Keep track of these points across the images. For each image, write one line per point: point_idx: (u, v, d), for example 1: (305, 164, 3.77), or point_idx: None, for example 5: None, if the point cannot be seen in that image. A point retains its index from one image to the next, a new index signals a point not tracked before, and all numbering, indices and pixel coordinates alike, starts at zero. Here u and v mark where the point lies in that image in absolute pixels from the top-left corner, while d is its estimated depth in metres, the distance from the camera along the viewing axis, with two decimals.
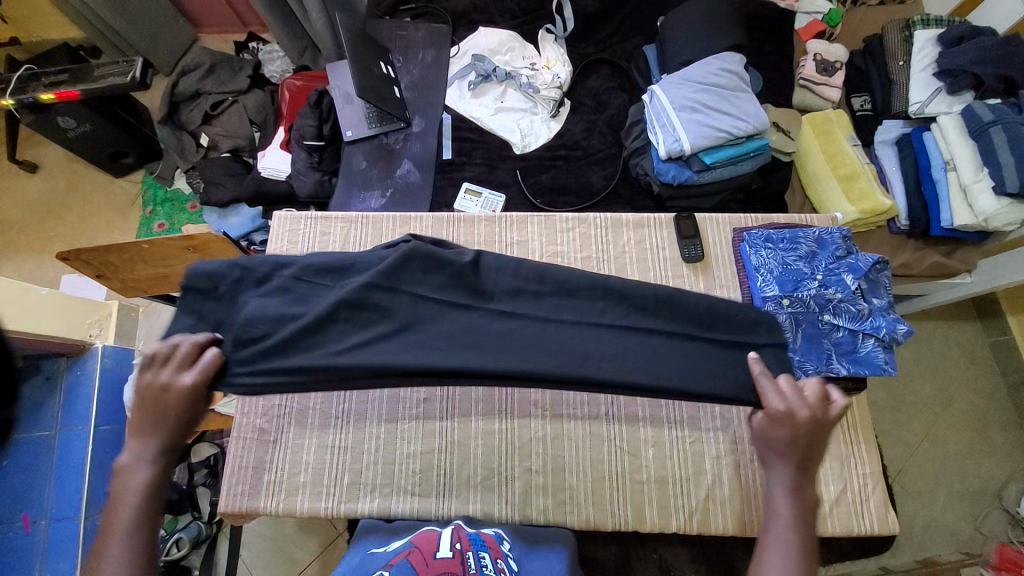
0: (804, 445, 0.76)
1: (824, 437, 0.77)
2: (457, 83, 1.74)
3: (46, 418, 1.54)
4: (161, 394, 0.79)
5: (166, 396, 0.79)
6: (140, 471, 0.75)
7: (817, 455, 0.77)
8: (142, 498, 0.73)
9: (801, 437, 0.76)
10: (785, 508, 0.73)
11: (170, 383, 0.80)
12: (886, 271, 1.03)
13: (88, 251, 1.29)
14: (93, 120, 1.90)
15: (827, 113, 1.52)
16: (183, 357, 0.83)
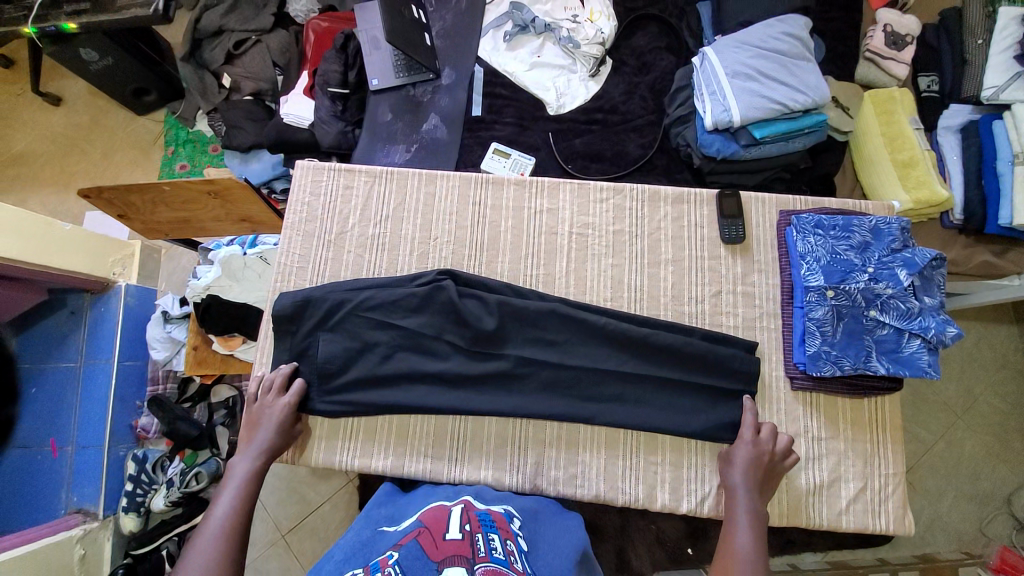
0: (759, 477, 0.91)
1: (773, 474, 0.93)
2: (492, 33, 1.63)
3: (72, 349, 1.58)
4: (261, 412, 0.99)
5: (266, 415, 0.98)
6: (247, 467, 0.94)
7: (769, 489, 0.91)
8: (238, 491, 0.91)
9: (759, 470, 0.91)
10: (744, 524, 0.86)
11: (264, 404, 0.99)
12: (943, 269, 0.96)
13: (111, 190, 1.26)
14: (118, 55, 1.85)
15: (891, 90, 1.39)
16: (273, 382, 1.01)
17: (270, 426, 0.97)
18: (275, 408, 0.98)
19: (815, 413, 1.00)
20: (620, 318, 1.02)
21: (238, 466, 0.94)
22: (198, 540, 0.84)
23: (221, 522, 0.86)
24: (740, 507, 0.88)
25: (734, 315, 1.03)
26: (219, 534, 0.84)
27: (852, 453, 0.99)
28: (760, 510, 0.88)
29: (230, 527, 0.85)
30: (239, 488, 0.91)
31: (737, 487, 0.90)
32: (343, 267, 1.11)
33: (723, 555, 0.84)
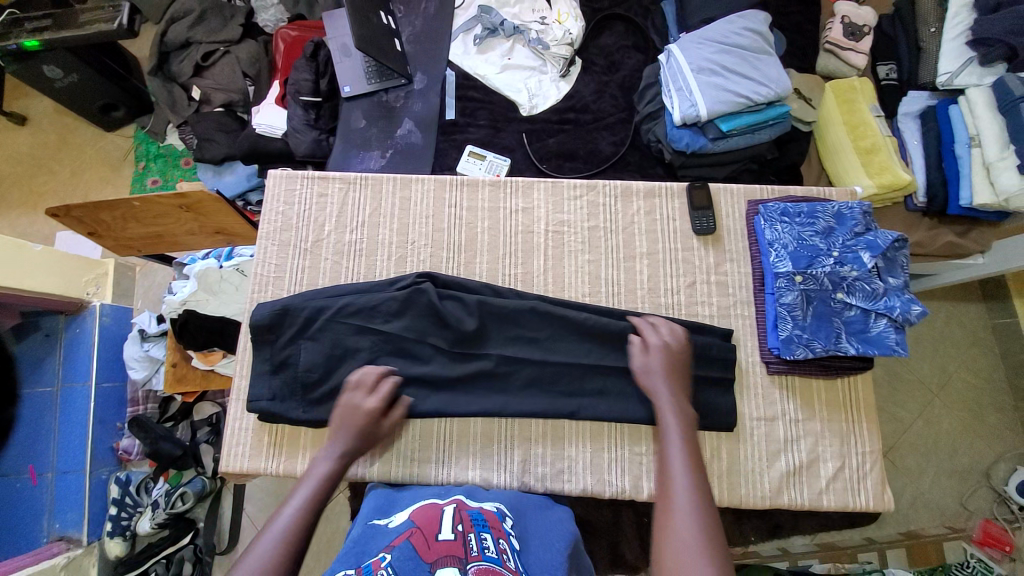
0: (674, 375, 0.91)
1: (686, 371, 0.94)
2: (462, 37, 1.65)
3: (48, 372, 1.55)
4: (345, 411, 0.93)
5: (353, 415, 0.92)
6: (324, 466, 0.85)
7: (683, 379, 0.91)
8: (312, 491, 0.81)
9: (671, 367, 0.92)
10: (673, 421, 0.83)
11: (353, 400, 0.94)
12: (905, 249, 0.99)
13: (79, 208, 1.24)
14: (80, 69, 1.81)
15: (852, 80, 1.44)
16: (366, 382, 0.96)
17: (353, 427, 0.91)
18: (365, 410, 0.93)
19: (792, 396, 1.02)
20: (598, 313, 1.04)
21: (315, 466, 0.86)
22: (260, 541, 0.73)
23: (286, 522, 0.76)
24: (666, 406, 0.86)
25: (710, 304, 1.06)
26: (282, 538, 0.74)
27: (829, 432, 1.01)
28: (686, 406, 0.87)
29: (296, 531, 0.75)
30: (314, 488, 0.82)
31: (660, 390, 0.89)
32: (320, 275, 1.10)
33: (663, 455, 0.80)
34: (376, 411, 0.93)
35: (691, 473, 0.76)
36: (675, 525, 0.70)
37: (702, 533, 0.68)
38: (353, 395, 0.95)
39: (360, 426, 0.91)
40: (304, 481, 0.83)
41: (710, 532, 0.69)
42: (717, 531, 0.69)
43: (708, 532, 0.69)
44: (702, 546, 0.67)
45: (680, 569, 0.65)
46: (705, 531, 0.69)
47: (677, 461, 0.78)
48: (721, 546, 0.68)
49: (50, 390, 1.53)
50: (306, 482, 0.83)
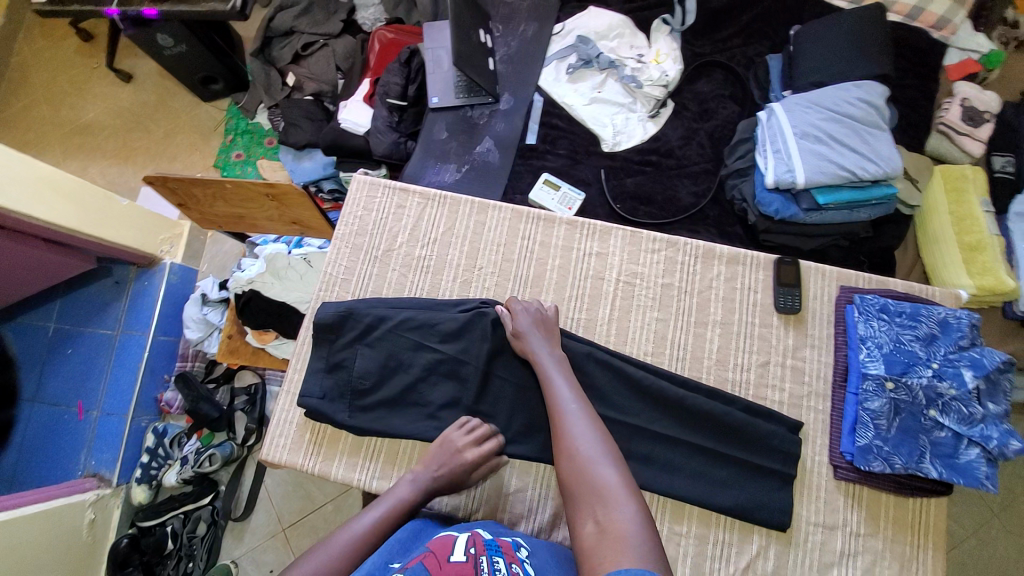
0: (547, 330, 0.99)
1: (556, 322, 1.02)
2: (555, 64, 1.64)
3: (112, 317, 1.63)
4: (444, 450, 0.92)
5: (449, 456, 0.92)
6: (405, 492, 0.89)
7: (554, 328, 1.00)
8: (389, 514, 0.86)
9: (544, 324, 0.99)
10: (552, 372, 0.91)
11: (450, 440, 0.93)
12: (1012, 374, 0.89)
13: (175, 179, 1.29)
14: (192, 43, 1.92)
15: (964, 168, 1.34)
16: (472, 426, 0.95)
17: (443, 470, 0.90)
18: (460, 460, 0.91)
19: (856, 506, 0.93)
20: (658, 374, 0.98)
21: (398, 489, 0.89)
22: (331, 539, 0.81)
23: (356, 534, 0.82)
24: (544, 361, 0.93)
25: (781, 389, 0.98)
26: (347, 547, 0.80)
27: (891, 555, 0.91)
28: (558, 352, 0.96)
29: (360, 546, 0.81)
30: (389, 511, 0.86)
31: (536, 346, 0.96)
32: (385, 285, 1.10)
33: (551, 399, 0.88)
34: (467, 459, 0.92)
35: (577, 408, 0.86)
36: (578, 450, 0.79)
37: (598, 444, 0.79)
38: (458, 434, 0.94)
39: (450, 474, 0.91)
40: (384, 500, 0.88)
41: (607, 447, 0.79)
42: (610, 441, 0.80)
43: (605, 444, 0.80)
44: (603, 456, 0.78)
45: (586, 478, 0.76)
46: (603, 445, 0.79)
47: (566, 399, 0.87)
48: (618, 453, 0.79)
49: (111, 333, 1.62)
50: (386, 501, 0.88)
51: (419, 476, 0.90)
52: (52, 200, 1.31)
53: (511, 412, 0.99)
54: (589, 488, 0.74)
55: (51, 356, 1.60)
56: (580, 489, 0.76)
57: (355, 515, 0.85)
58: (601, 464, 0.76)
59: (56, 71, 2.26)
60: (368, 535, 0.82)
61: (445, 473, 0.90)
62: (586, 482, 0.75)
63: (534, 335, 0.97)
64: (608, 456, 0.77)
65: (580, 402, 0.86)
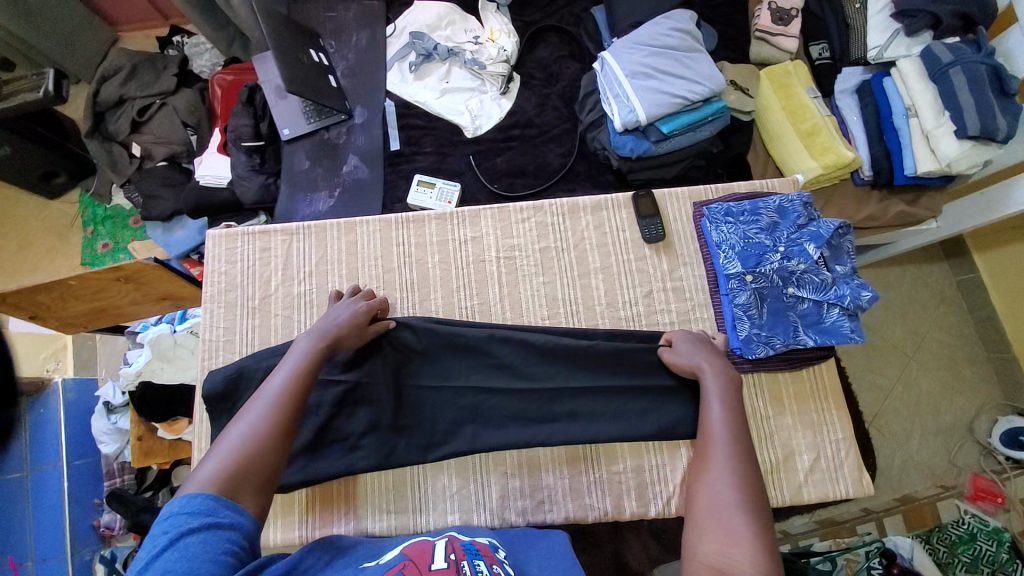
0: (715, 355, 0.92)
1: (718, 347, 0.96)
2: (397, 66, 1.63)
3: (14, 459, 1.43)
4: (334, 311, 0.95)
5: (342, 311, 0.94)
6: (306, 345, 0.86)
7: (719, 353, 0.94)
8: (300, 365, 0.82)
9: (707, 351, 0.93)
10: (715, 394, 0.85)
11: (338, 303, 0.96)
12: (849, 235, 1.00)
13: (13, 295, 1.15)
14: (18, 144, 1.75)
15: (784, 65, 1.48)
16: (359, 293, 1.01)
17: (339, 322, 0.91)
18: (349, 310, 0.94)
19: (760, 393, 1.02)
20: (558, 333, 1.02)
21: (298, 346, 0.86)
22: (250, 406, 0.76)
23: (275, 393, 0.78)
24: (709, 381, 0.87)
25: (668, 311, 1.05)
26: (273, 405, 0.77)
27: (800, 426, 1.01)
28: (728, 375, 0.88)
29: (286, 398, 0.78)
30: (296, 361, 0.83)
31: (703, 365, 0.90)
32: (272, 333, 1.06)
33: (707, 422, 0.82)
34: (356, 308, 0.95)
35: (730, 444, 0.78)
36: (719, 491, 0.72)
37: (742, 490, 0.72)
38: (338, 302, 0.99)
39: (347, 322, 0.92)
40: (289, 356, 0.85)
41: (754, 498, 0.71)
42: (758, 492, 0.72)
43: (752, 493, 0.72)
44: (741, 502, 0.70)
45: (714, 516, 0.69)
46: (746, 493, 0.71)
47: (720, 432, 0.80)
48: (762, 506, 0.71)
49: (18, 477, 1.42)
50: (291, 358, 0.84)
51: (313, 330, 0.88)
52: None
53: (431, 415, 0.99)
54: (716, 527, 0.68)
55: None
56: (706, 523, 0.69)
57: (265, 380, 0.80)
58: (738, 511, 0.69)
59: None
60: (284, 390, 0.79)
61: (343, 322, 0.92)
62: (716, 521, 0.69)
63: (695, 356, 0.92)
64: (750, 505, 0.70)
65: (740, 440, 0.78)
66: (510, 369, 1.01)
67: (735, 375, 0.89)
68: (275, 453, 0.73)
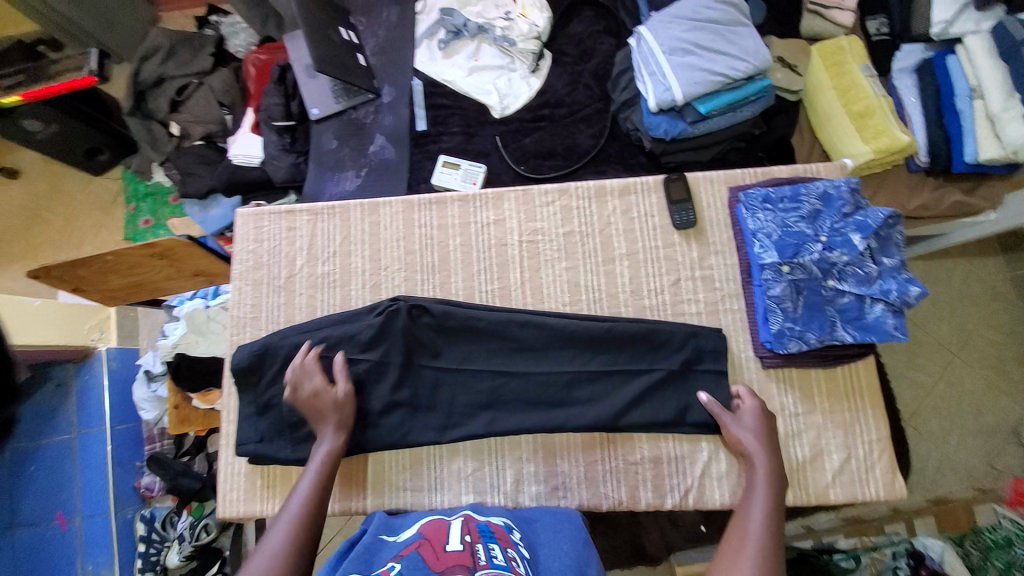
0: (772, 445, 0.89)
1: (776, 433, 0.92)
2: (427, 43, 1.61)
3: (63, 423, 1.55)
4: (317, 400, 0.94)
5: (334, 403, 0.93)
6: (323, 453, 0.89)
7: (775, 439, 0.90)
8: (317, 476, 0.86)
9: (769, 437, 0.89)
10: (761, 498, 0.83)
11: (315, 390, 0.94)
12: (900, 225, 0.92)
13: (56, 267, 1.25)
14: (61, 120, 1.82)
15: (838, 41, 1.37)
16: (306, 369, 0.95)
17: (332, 410, 0.93)
18: (327, 393, 0.94)
19: (790, 389, 0.97)
20: (580, 320, 1.00)
21: (316, 454, 0.90)
22: (276, 526, 0.79)
23: (296, 508, 0.82)
24: (759, 478, 0.85)
25: (696, 301, 1.01)
26: (294, 519, 0.80)
27: (832, 424, 0.96)
28: (777, 479, 0.85)
29: (306, 508, 0.81)
30: (312, 474, 0.86)
31: (755, 455, 0.87)
32: (296, 311, 1.07)
33: (745, 520, 0.81)
34: (328, 389, 0.94)
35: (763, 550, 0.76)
36: None
37: None
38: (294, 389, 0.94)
39: (338, 407, 0.93)
40: (309, 466, 0.88)
41: None
42: None
43: None
44: None
45: None
46: None
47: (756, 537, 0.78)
48: None
49: (68, 438, 1.54)
50: (311, 469, 0.88)
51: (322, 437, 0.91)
52: None
53: (449, 399, 0.99)
54: None
55: (14, 480, 1.50)
56: None
57: (289, 495, 0.84)
58: None
59: None
60: (306, 502, 0.82)
61: (343, 423, 0.93)
62: None
63: (746, 435, 0.89)
64: None
65: (772, 549, 0.77)
66: (530, 354, 1.00)
67: (781, 473, 0.86)
68: (307, 561, 0.77)
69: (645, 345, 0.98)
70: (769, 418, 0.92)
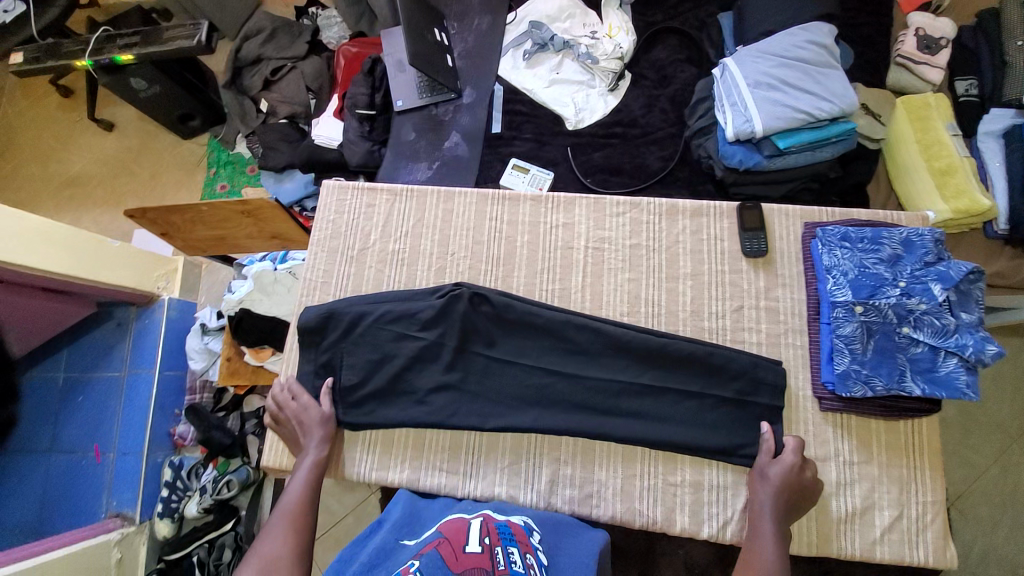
0: (787, 501, 0.88)
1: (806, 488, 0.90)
2: (512, 52, 1.67)
3: (117, 360, 1.60)
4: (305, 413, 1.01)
5: (318, 416, 1.00)
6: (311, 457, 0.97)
7: (800, 494, 0.89)
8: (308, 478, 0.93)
9: (788, 493, 0.88)
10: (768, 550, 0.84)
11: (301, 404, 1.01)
12: (983, 283, 0.90)
13: (154, 210, 1.35)
14: (164, 84, 1.96)
15: (926, 96, 1.33)
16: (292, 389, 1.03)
17: (318, 425, 1.00)
18: (311, 410, 1.01)
19: (846, 435, 0.95)
20: (636, 331, 1.01)
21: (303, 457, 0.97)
22: (271, 523, 0.88)
23: (288, 507, 0.89)
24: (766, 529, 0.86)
25: (757, 331, 1.01)
26: (288, 517, 0.88)
27: (887, 478, 0.92)
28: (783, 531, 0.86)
29: (294, 508, 0.89)
30: (302, 475, 0.94)
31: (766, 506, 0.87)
32: (363, 282, 1.13)
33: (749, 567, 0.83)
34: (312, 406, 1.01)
35: None
36: None
37: None
38: (281, 410, 1.02)
39: (324, 422, 1.00)
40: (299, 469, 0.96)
41: None
42: None
43: None
44: None
45: None
46: None
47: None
48: None
49: (118, 376, 1.60)
50: (300, 472, 0.95)
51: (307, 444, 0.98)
52: (51, 254, 1.27)
53: (498, 389, 1.01)
54: None
55: (61, 407, 1.55)
56: None
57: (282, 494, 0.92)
58: None
59: (40, 129, 2.30)
60: (297, 501, 0.90)
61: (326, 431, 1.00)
62: None
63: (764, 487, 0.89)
64: None
65: None
66: (581, 358, 1.01)
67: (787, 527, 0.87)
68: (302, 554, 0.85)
69: (700, 366, 0.98)
70: (803, 475, 0.90)
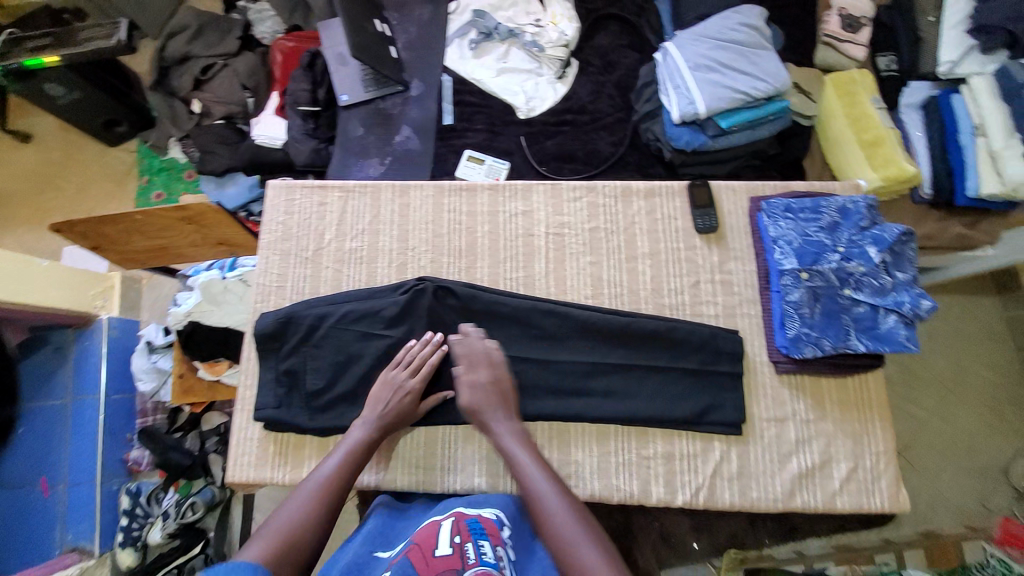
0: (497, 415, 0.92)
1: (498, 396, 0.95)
2: (458, 43, 1.65)
3: (56, 387, 1.48)
4: (383, 385, 0.96)
5: (393, 392, 0.95)
6: (358, 435, 0.91)
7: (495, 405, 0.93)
8: (350, 456, 0.88)
9: (489, 409, 0.92)
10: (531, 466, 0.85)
11: (392, 375, 0.96)
12: (913, 242, 0.98)
13: (81, 222, 1.27)
14: (83, 88, 1.81)
15: (851, 73, 1.43)
16: (415, 364, 0.97)
17: (394, 406, 0.94)
18: (399, 388, 0.95)
19: (802, 395, 1.01)
20: (601, 312, 1.03)
21: (352, 432, 0.92)
22: (298, 492, 0.82)
23: (321, 480, 0.84)
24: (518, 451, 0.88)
25: (714, 303, 1.05)
26: (317, 491, 0.82)
27: (841, 433, 0.99)
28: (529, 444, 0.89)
29: (331, 484, 0.84)
30: (348, 449, 0.88)
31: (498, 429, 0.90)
32: (321, 284, 1.09)
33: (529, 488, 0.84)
34: (415, 394, 0.95)
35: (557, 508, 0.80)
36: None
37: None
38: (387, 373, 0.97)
39: (402, 408, 0.94)
40: (342, 444, 0.90)
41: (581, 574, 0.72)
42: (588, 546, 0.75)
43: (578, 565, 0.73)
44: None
45: None
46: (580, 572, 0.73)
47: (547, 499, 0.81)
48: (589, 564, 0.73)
49: (61, 403, 1.48)
50: (343, 446, 0.90)
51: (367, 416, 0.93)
52: None
53: None
54: None
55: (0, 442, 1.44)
56: None
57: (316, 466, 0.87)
58: None
59: None
60: (333, 474, 0.85)
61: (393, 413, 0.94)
62: None
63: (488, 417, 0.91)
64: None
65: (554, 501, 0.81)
66: (549, 343, 1.02)
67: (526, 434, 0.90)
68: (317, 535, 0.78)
69: (662, 341, 1.01)
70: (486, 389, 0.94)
